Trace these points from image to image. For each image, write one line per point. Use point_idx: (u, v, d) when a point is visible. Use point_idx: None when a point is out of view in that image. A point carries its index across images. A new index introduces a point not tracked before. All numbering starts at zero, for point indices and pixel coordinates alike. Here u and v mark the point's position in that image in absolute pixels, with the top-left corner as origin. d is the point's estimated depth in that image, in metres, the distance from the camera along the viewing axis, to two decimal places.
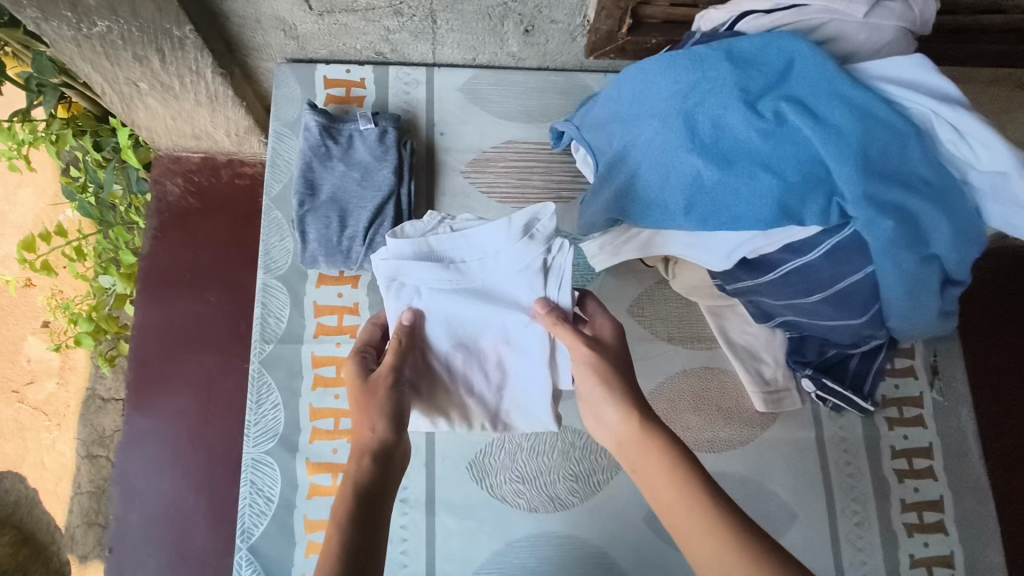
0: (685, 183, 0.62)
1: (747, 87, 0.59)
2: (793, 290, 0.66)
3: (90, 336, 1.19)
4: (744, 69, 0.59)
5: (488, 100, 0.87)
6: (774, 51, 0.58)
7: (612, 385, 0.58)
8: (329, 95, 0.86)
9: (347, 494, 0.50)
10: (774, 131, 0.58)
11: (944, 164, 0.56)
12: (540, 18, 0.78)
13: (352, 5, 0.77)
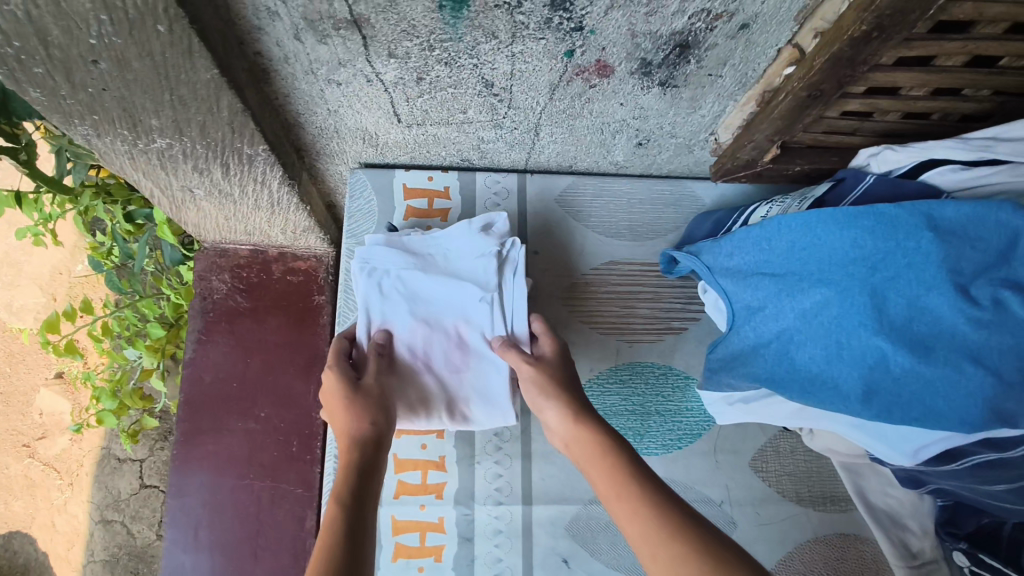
0: (863, 365, 0.51)
1: (957, 264, 0.48)
2: (975, 479, 0.55)
3: (113, 415, 1.04)
4: (955, 244, 0.49)
5: (588, 213, 0.77)
6: (993, 226, 0.48)
7: (547, 391, 0.57)
8: (408, 206, 0.76)
9: (336, 492, 0.47)
10: (990, 320, 0.47)
11: None
12: (659, 133, 0.68)
13: (448, 118, 0.67)
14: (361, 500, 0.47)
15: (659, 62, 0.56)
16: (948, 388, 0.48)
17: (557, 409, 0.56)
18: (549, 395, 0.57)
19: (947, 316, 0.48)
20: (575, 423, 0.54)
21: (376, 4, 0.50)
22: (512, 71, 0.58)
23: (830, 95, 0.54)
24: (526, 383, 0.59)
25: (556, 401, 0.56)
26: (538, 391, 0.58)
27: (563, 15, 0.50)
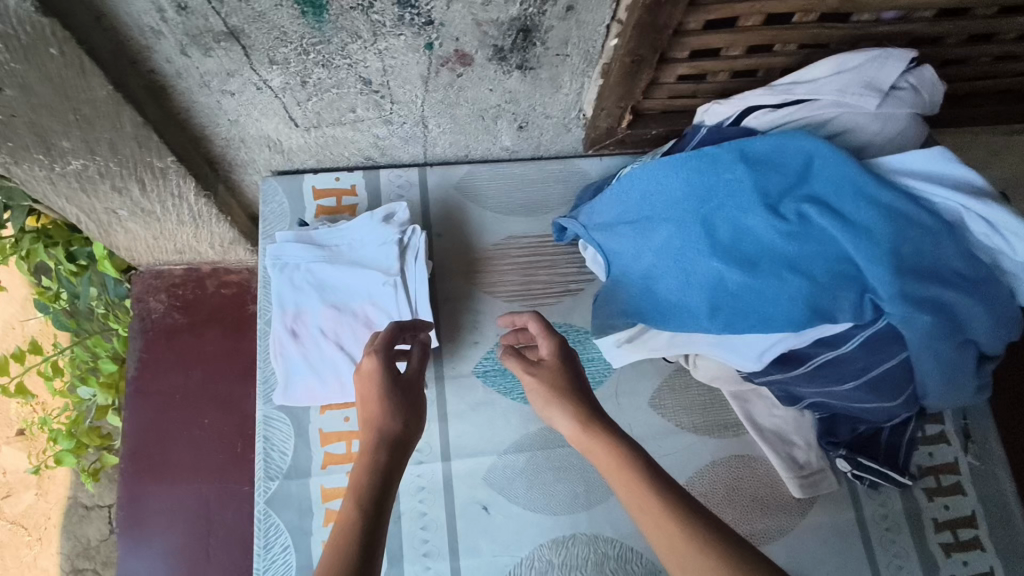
0: (706, 287, 0.60)
1: (766, 189, 0.57)
2: (825, 380, 0.63)
3: (72, 453, 1.05)
4: (761, 171, 0.57)
5: (483, 195, 0.84)
6: (792, 152, 0.56)
7: (559, 397, 0.57)
8: (318, 206, 0.83)
9: (356, 489, 0.49)
10: (797, 231, 0.56)
11: (976, 255, 0.54)
12: (534, 115, 0.76)
13: (340, 118, 0.74)
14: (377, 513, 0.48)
15: (509, 47, 0.64)
16: (772, 295, 0.57)
17: (568, 414, 0.57)
18: (559, 399, 0.57)
19: (763, 234, 0.57)
20: (582, 429, 0.56)
21: (247, 15, 0.57)
22: (384, 67, 0.66)
23: (650, 58, 0.61)
24: (533, 391, 0.59)
25: (567, 408, 0.57)
26: (545, 398, 0.58)
27: (411, 11, 0.58)
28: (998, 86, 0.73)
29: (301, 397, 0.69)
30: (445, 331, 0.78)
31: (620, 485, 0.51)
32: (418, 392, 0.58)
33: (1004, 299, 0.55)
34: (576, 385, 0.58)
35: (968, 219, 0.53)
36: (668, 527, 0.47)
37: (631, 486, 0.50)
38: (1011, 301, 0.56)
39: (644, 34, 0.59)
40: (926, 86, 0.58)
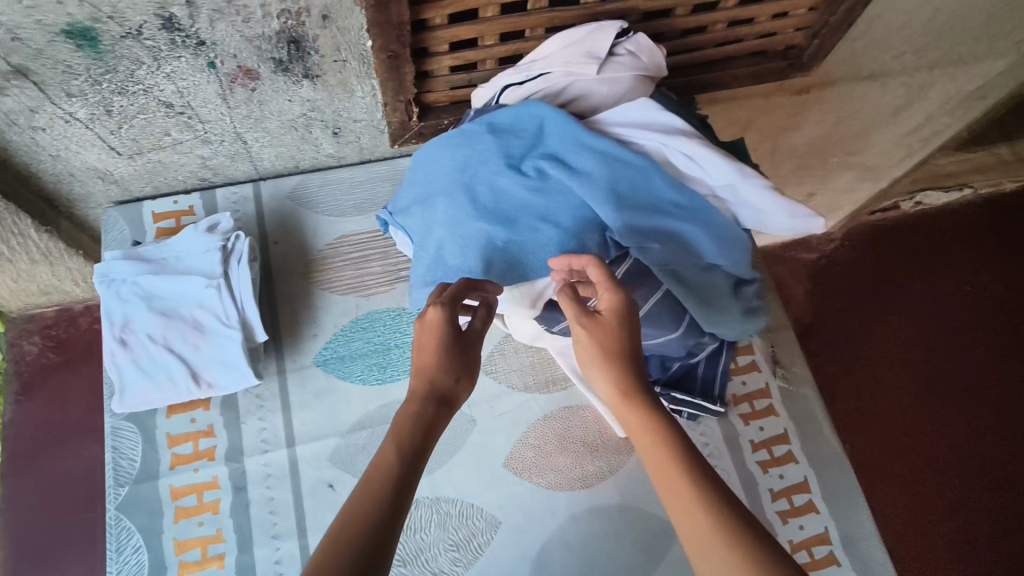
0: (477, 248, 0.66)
1: (509, 152, 0.64)
2: None
3: None
4: (503, 137, 0.64)
5: (315, 201, 0.91)
6: (526, 117, 0.64)
7: (611, 361, 0.55)
8: (158, 228, 0.87)
9: (395, 440, 0.51)
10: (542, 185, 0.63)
11: (685, 185, 0.63)
12: (343, 121, 0.84)
13: (159, 143, 0.80)
14: (410, 471, 0.49)
15: (286, 58, 0.71)
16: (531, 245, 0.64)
17: (614, 380, 0.55)
18: (609, 364, 0.55)
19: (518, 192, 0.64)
20: (624, 397, 0.55)
21: (26, 53, 0.63)
22: (179, 89, 0.72)
23: (403, 52, 0.67)
24: (582, 348, 0.57)
25: (619, 372, 0.55)
26: (593, 361, 0.56)
27: (180, 35, 0.65)
28: (742, 48, 0.83)
29: (138, 403, 0.73)
30: (284, 329, 0.83)
31: (656, 466, 0.51)
32: (473, 349, 0.59)
33: (726, 222, 0.64)
34: (627, 345, 0.56)
35: (672, 157, 0.62)
36: (693, 512, 0.47)
37: (666, 467, 0.50)
38: (734, 225, 0.65)
39: (384, 32, 0.64)
40: (643, 51, 0.67)
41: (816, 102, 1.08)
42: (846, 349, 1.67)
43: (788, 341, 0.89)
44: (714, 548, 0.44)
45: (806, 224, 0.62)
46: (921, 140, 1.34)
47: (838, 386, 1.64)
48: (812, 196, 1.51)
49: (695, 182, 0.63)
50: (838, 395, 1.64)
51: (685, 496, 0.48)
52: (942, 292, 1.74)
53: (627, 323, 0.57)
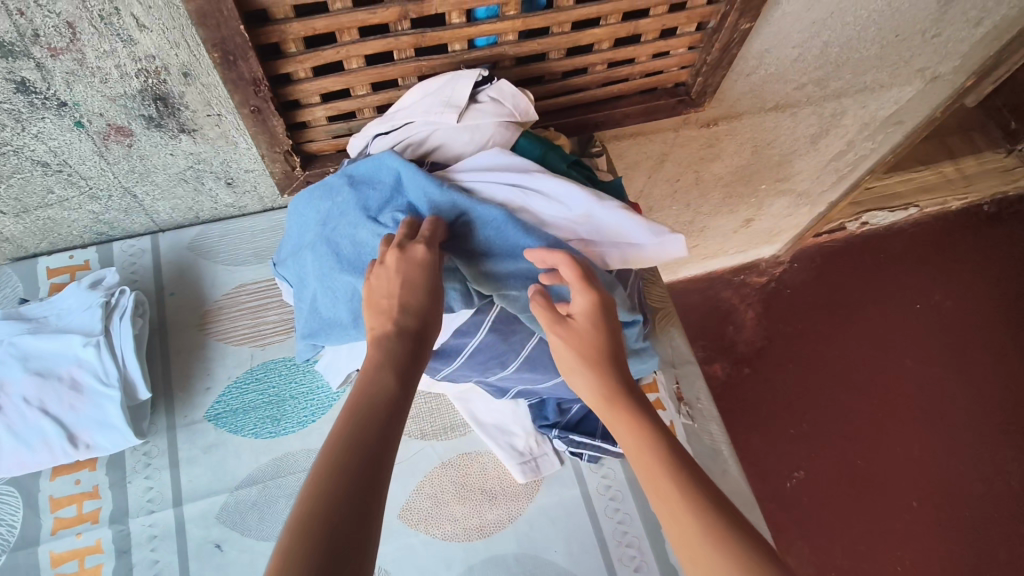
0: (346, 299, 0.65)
1: (368, 204, 0.64)
2: (487, 365, 0.69)
3: None
4: (361, 190, 0.64)
5: (214, 250, 0.90)
6: (383, 169, 0.63)
7: (592, 365, 0.56)
8: (51, 284, 0.87)
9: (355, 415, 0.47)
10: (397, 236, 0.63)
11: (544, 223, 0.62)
12: (233, 171, 0.83)
13: (44, 200, 0.80)
14: (392, 420, 0.48)
15: (157, 114, 0.71)
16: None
17: (597, 382, 0.56)
18: (590, 367, 0.56)
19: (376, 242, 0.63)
20: (611, 400, 0.55)
21: None
22: (51, 149, 0.72)
23: (266, 107, 0.68)
24: (560, 351, 0.57)
25: (601, 375, 0.56)
26: (576, 366, 0.57)
27: (38, 96, 0.64)
28: (629, 87, 0.84)
29: (13, 468, 0.71)
30: (175, 384, 0.82)
31: (640, 465, 0.50)
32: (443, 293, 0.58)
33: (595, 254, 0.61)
34: (605, 348, 0.57)
35: (525, 197, 0.62)
36: (677, 502, 0.46)
37: (650, 466, 0.50)
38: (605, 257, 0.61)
39: (241, 89, 0.65)
40: (505, 97, 0.67)
41: (727, 134, 1.09)
42: (796, 373, 1.67)
43: (693, 376, 0.87)
44: (698, 537, 0.44)
45: (669, 243, 0.60)
46: (847, 164, 1.35)
47: (792, 413, 1.63)
48: (750, 222, 1.52)
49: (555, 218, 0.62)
50: (792, 422, 1.62)
51: (667, 491, 0.47)
52: (895, 311, 1.73)
53: (598, 322, 0.57)
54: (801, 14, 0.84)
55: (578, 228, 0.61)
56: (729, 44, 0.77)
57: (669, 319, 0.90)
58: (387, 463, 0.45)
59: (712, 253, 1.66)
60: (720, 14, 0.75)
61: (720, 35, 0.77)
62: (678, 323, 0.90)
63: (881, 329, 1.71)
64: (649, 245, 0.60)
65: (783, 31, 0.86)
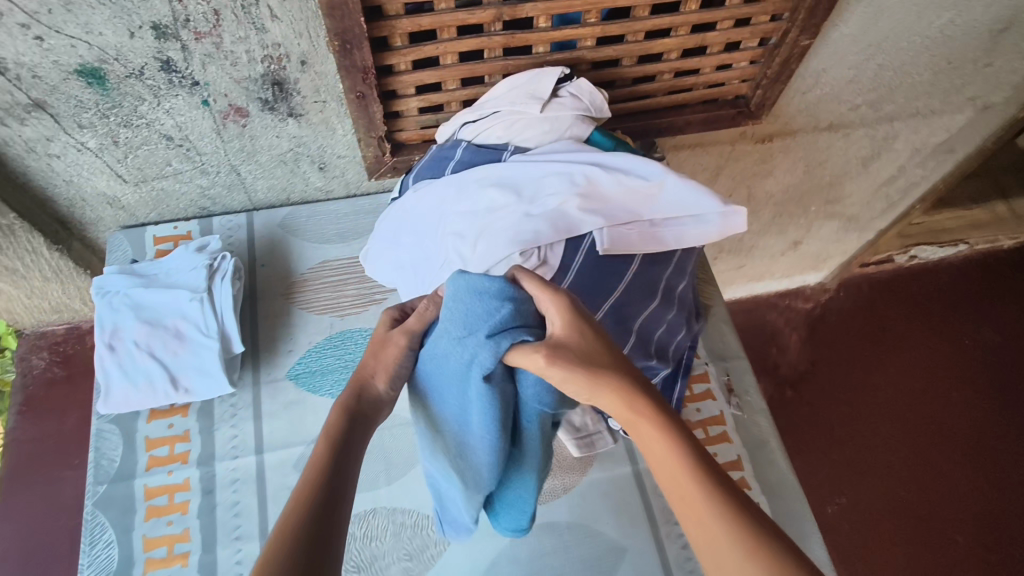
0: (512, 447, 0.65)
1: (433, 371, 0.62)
2: None
3: None
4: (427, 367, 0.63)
5: (299, 228, 0.99)
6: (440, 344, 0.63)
7: (599, 377, 0.52)
8: (156, 250, 0.96)
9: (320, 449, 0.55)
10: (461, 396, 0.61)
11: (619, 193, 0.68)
12: (327, 156, 0.92)
13: (161, 172, 0.90)
14: (337, 459, 0.54)
15: (272, 98, 0.80)
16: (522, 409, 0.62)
17: (609, 393, 0.52)
18: (596, 377, 0.52)
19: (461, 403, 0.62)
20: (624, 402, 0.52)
21: (44, 89, 0.72)
22: (178, 124, 0.82)
23: (369, 93, 0.77)
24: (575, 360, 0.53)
25: (611, 386, 0.52)
26: (585, 378, 0.53)
27: (177, 75, 0.74)
28: (694, 96, 0.91)
29: (119, 404, 0.79)
30: (262, 344, 0.90)
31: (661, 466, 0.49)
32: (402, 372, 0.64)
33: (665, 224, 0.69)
34: (607, 356, 0.54)
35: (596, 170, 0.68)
36: (692, 494, 0.47)
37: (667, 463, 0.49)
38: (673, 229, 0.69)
39: (351, 76, 0.74)
40: (583, 93, 0.74)
41: (781, 151, 1.14)
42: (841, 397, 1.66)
43: (743, 370, 0.91)
44: (714, 529, 0.45)
45: (730, 215, 0.68)
46: (898, 191, 1.39)
47: (836, 435, 1.62)
48: (798, 244, 1.55)
49: (628, 190, 0.68)
50: (836, 446, 1.60)
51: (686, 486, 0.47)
52: (942, 343, 1.73)
53: (581, 327, 0.54)
54: (858, 37, 0.89)
55: (650, 203, 0.68)
56: (789, 59, 0.84)
57: (718, 317, 0.95)
58: (342, 505, 0.51)
59: (758, 275, 1.69)
60: (782, 31, 0.82)
61: (781, 50, 0.84)
62: (727, 321, 0.95)
63: (928, 358, 1.71)
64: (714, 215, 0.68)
65: (840, 53, 0.92)
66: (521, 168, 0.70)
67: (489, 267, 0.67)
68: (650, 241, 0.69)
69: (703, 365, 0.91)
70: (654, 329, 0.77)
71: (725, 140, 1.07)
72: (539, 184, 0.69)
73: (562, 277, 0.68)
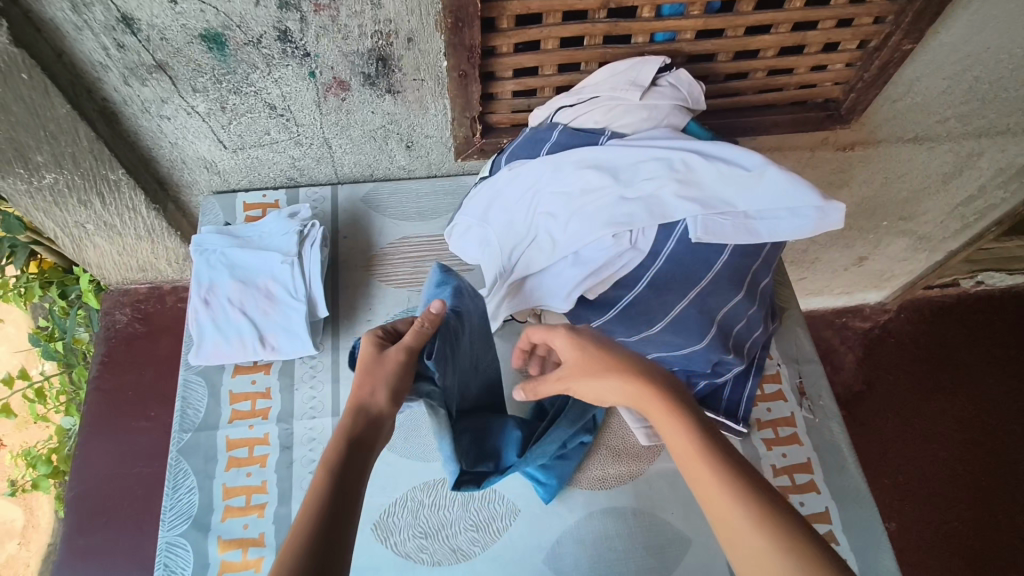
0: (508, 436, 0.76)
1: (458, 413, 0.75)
2: (636, 323, 0.74)
3: (47, 479, 1.30)
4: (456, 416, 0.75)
5: (380, 204, 1.02)
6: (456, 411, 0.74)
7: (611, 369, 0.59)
8: (246, 216, 1.00)
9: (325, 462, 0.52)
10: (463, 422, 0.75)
11: (717, 182, 0.68)
12: (415, 135, 0.95)
13: (259, 141, 0.93)
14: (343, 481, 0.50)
15: (374, 73, 0.83)
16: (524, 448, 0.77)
17: (617, 380, 0.59)
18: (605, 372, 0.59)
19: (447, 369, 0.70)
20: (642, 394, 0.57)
21: (168, 51, 0.77)
22: (283, 94, 0.85)
23: (471, 72, 0.81)
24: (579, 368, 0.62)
25: (621, 376, 0.59)
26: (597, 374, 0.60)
27: (291, 45, 0.78)
28: (783, 96, 0.92)
29: (210, 356, 0.84)
30: (342, 312, 0.93)
31: (672, 441, 0.53)
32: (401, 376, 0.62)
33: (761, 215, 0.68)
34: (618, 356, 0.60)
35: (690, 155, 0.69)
36: (702, 467, 0.49)
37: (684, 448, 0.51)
38: (770, 221, 0.68)
39: (458, 53, 0.78)
40: (682, 84, 0.77)
41: (861, 161, 1.13)
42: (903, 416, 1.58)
43: (817, 374, 0.91)
44: (724, 499, 0.47)
45: (828, 212, 0.66)
46: (975, 212, 1.35)
47: None
48: (862, 261, 1.52)
49: (725, 179, 0.68)
50: None
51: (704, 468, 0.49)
52: (1015, 382, 1.54)
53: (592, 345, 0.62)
54: (958, 46, 0.88)
55: (747, 193, 0.67)
56: (888, 63, 0.85)
57: (793, 321, 0.95)
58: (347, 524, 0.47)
59: (815, 290, 1.64)
60: (884, 34, 0.82)
61: (881, 52, 0.84)
62: (802, 324, 0.95)
63: (1000, 397, 1.53)
64: (811, 210, 0.66)
65: (938, 61, 0.91)
66: (619, 153, 0.72)
67: (579, 247, 0.71)
68: (742, 232, 0.68)
69: (775, 366, 0.91)
70: (735, 323, 0.78)
71: (804, 148, 1.07)
72: (637, 168, 0.70)
73: (652, 260, 0.70)
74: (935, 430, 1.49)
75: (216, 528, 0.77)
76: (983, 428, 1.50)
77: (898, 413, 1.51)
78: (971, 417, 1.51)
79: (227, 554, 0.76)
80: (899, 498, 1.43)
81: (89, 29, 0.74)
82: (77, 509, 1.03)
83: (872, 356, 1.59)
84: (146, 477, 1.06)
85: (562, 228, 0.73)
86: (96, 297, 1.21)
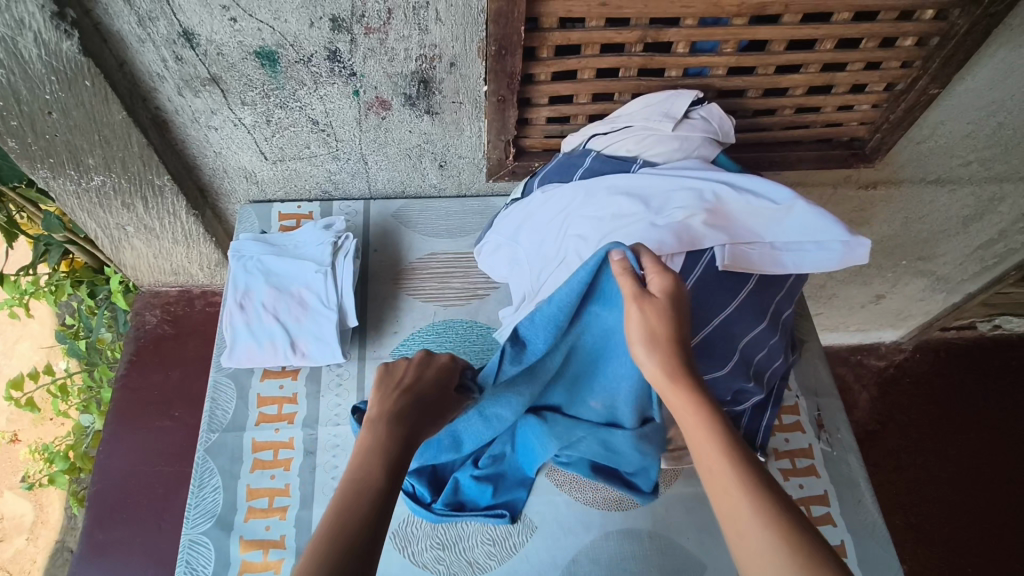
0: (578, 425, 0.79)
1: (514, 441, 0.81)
2: None
3: (64, 474, 1.31)
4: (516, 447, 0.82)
5: (411, 220, 1.05)
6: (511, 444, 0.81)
7: (656, 342, 0.57)
8: (281, 225, 1.03)
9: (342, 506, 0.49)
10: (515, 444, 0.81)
11: (750, 214, 0.70)
12: (450, 154, 0.98)
13: (299, 154, 0.97)
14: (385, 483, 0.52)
15: (415, 94, 0.86)
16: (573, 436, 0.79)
17: (657, 361, 0.56)
18: (652, 344, 0.57)
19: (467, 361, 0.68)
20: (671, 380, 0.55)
21: (223, 66, 0.81)
22: (326, 110, 0.88)
23: (510, 97, 0.84)
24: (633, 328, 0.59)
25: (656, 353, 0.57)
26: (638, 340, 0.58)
27: (339, 64, 0.81)
28: (809, 134, 0.94)
29: (242, 359, 0.86)
30: (369, 323, 0.95)
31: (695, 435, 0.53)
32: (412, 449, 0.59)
33: (790, 247, 0.70)
34: (675, 330, 0.57)
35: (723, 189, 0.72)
36: (731, 491, 0.49)
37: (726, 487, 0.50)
38: (800, 256, 0.70)
39: (498, 79, 0.81)
40: (714, 117, 0.79)
41: (883, 201, 1.15)
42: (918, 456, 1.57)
43: (835, 407, 0.92)
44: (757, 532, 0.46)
45: (854, 248, 0.68)
46: (994, 256, 1.36)
47: None
48: (879, 299, 1.52)
49: (762, 209, 0.70)
50: None
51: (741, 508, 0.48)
52: None
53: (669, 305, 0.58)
54: (982, 92, 0.91)
55: (776, 225, 0.70)
56: (915, 105, 0.87)
57: (811, 354, 0.97)
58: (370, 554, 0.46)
59: (831, 326, 1.65)
60: (911, 78, 0.85)
61: (908, 96, 0.87)
62: (821, 357, 0.96)
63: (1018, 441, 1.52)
64: (837, 246, 0.68)
65: (963, 106, 0.93)
66: (652, 181, 0.74)
67: None
68: (769, 261, 0.70)
69: (794, 398, 0.93)
70: (756, 352, 0.78)
71: (826, 187, 1.09)
72: (668, 197, 0.73)
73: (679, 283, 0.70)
74: (949, 472, 1.48)
75: (239, 528, 0.79)
76: (1001, 471, 1.48)
77: (913, 452, 1.51)
78: (987, 460, 1.49)
79: (249, 555, 0.77)
80: (913, 539, 1.41)
81: (151, 41, 0.77)
82: (98, 505, 1.05)
83: (887, 394, 1.59)
84: (166, 476, 1.08)
85: (592, 249, 0.73)
86: (124, 298, 1.24)
